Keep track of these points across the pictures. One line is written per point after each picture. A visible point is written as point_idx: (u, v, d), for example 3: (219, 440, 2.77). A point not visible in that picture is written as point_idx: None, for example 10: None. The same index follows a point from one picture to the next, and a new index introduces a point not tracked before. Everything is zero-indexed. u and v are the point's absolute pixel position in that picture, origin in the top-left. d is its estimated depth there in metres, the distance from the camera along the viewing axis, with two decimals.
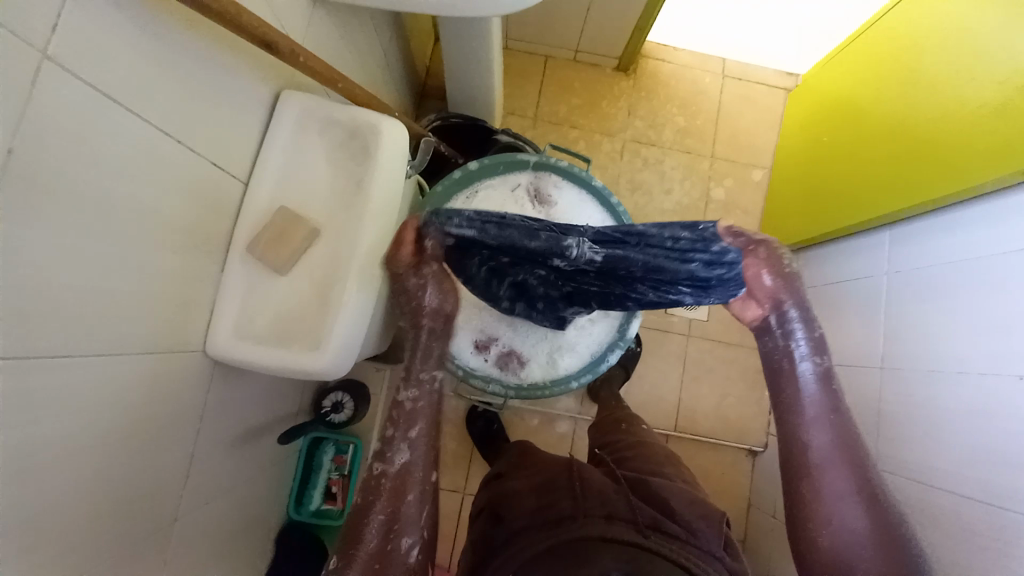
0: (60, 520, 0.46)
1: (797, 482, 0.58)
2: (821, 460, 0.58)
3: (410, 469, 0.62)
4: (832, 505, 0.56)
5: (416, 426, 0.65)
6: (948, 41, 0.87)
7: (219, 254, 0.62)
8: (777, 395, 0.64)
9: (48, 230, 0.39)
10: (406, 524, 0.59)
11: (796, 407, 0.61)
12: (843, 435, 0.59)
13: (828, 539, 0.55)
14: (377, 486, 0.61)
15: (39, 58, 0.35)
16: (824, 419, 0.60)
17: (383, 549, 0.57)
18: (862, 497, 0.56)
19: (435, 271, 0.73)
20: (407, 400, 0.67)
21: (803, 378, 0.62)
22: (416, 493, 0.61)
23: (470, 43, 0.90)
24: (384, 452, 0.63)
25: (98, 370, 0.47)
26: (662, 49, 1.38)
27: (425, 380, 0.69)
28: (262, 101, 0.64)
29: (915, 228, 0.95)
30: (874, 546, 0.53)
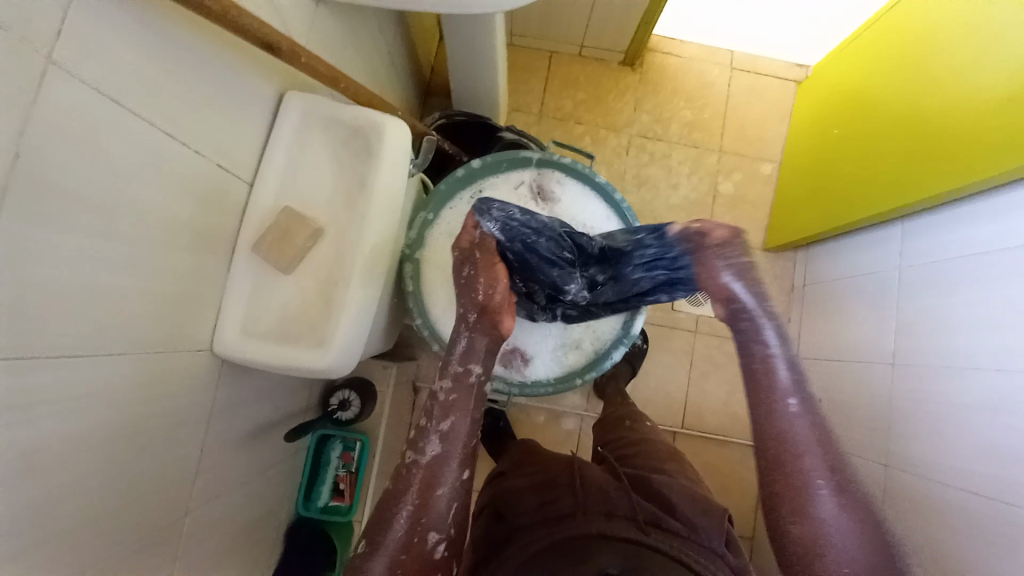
0: (72, 515, 0.47)
1: (773, 471, 0.57)
2: (794, 447, 0.56)
3: (441, 462, 0.61)
4: (808, 492, 0.54)
5: (449, 419, 0.63)
6: (956, 32, 0.85)
7: (225, 253, 0.63)
8: (751, 382, 0.61)
9: (54, 233, 0.39)
10: (434, 519, 0.58)
11: (771, 395, 0.59)
12: (813, 419, 0.58)
13: (804, 526, 0.54)
14: (407, 476, 0.60)
15: (43, 64, 0.36)
16: (797, 404, 0.58)
17: (409, 542, 0.56)
18: (837, 480, 0.55)
19: (484, 257, 0.71)
20: (441, 392, 0.65)
21: (772, 364, 0.60)
22: (446, 489, 0.60)
23: (473, 41, 0.90)
24: (417, 442, 0.62)
25: (106, 368, 0.48)
26: (668, 42, 1.37)
27: (461, 374, 0.67)
28: (265, 103, 0.64)
29: (927, 222, 0.93)
30: (850, 530, 0.53)
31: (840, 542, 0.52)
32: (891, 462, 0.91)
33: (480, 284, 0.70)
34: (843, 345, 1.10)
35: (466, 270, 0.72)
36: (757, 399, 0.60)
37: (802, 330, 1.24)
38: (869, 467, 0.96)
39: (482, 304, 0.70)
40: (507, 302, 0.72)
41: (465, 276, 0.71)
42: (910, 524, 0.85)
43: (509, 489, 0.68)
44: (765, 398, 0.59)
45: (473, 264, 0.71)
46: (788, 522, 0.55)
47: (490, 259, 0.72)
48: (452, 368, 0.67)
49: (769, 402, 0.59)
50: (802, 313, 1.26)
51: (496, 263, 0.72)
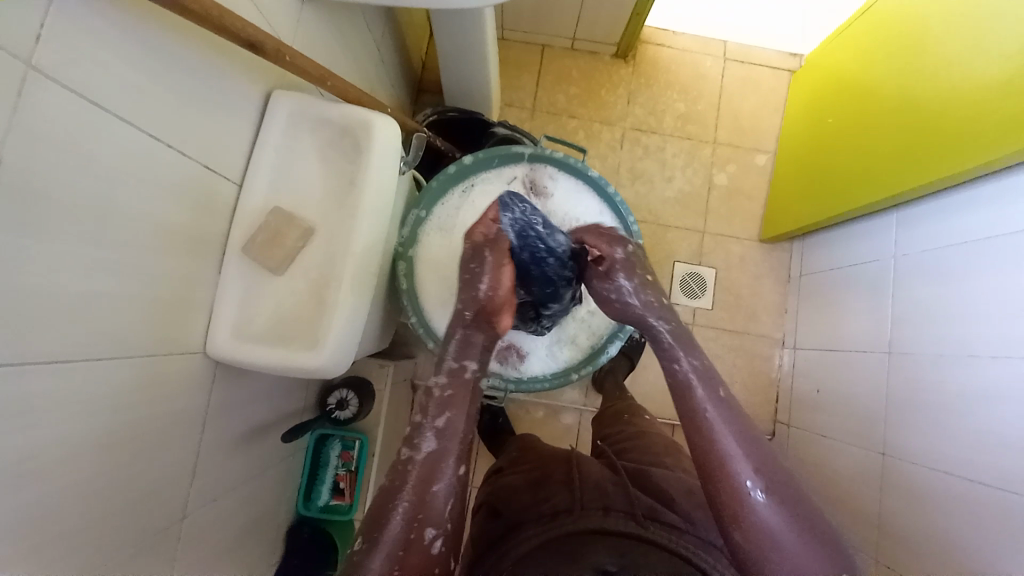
0: (67, 523, 0.47)
1: (710, 483, 0.55)
2: (726, 457, 0.55)
3: (438, 458, 0.60)
4: (744, 498, 0.53)
5: (445, 415, 0.63)
6: (952, 18, 0.84)
7: (215, 256, 0.62)
8: (674, 398, 0.61)
9: (39, 240, 0.39)
10: (432, 514, 0.57)
11: (694, 408, 0.58)
12: (737, 424, 0.57)
13: (745, 531, 0.52)
14: (403, 472, 0.59)
15: (24, 69, 0.35)
16: (721, 410, 0.58)
17: (407, 538, 0.55)
18: (768, 481, 0.53)
19: (495, 256, 0.72)
20: (436, 388, 0.65)
21: (690, 381, 0.61)
22: (443, 485, 0.59)
23: (463, 35, 0.89)
24: (411, 439, 0.61)
25: (100, 374, 0.48)
26: (661, 34, 1.36)
27: (457, 370, 0.67)
28: (253, 103, 0.64)
29: (925, 210, 0.93)
30: (791, 530, 0.51)
31: (783, 543, 0.51)
32: (888, 451, 0.91)
33: (485, 279, 0.71)
34: (840, 335, 1.10)
35: (476, 266, 0.72)
36: (684, 413, 0.59)
37: (800, 322, 1.24)
38: (867, 456, 0.96)
39: (484, 301, 0.70)
40: (507, 301, 0.72)
41: (473, 272, 0.72)
42: (909, 513, 0.85)
43: (505, 486, 0.68)
44: (689, 411, 0.59)
45: (479, 262, 0.72)
46: (731, 529, 0.53)
47: (500, 259, 0.73)
48: (449, 364, 0.67)
49: (695, 413, 0.58)
50: (800, 304, 1.25)
51: (504, 263, 0.73)
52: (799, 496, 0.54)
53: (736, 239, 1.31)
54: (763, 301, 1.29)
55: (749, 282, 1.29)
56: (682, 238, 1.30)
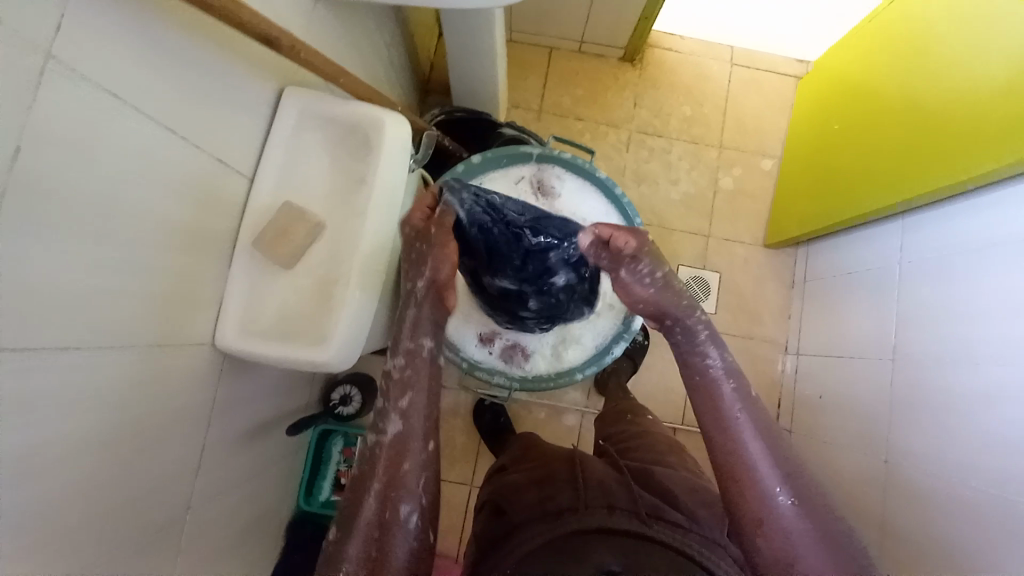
0: (73, 512, 0.47)
1: (733, 488, 0.58)
2: (750, 463, 0.58)
3: (403, 437, 0.61)
4: (768, 503, 0.55)
5: (406, 394, 0.64)
6: (959, 25, 0.84)
7: (226, 250, 0.63)
8: (700, 401, 0.65)
9: (54, 229, 0.39)
10: (403, 491, 0.57)
11: (720, 410, 0.62)
12: (762, 430, 0.60)
13: (769, 538, 0.54)
14: (373, 457, 0.61)
15: (44, 59, 0.36)
16: (747, 418, 0.61)
17: (380, 517, 0.56)
18: (793, 488, 0.56)
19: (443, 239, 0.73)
20: (395, 369, 0.67)
21: (717, 380, 0.65)
22: (412, 462, 0.59)
23: (472, 35, 0.89)
24: (378, 424, 0.63)
25: (109, 364, 0.48)
26: (668, 38, 1.36)
27: (412, 347, 0.68)
28: (265, 99, 0.64)
29: (930, 216, 0.93)
30: (814, 539, 0.53)
31: (806, 551, 0.53)
32: (891, 457, 0.91)
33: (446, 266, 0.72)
34: (843, 340, 1.10)
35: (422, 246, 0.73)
36: (707, 415, 0.63)
37: (804, 327, 1.24)
38: (869, 462, 0.96)
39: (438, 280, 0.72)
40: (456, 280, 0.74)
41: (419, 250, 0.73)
42: (910, 519, 0.85)
43: (508, 483, 0.69)
44: (715, 414, 0.62)
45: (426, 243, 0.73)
46: (754, 536, 0.55)
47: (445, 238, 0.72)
48: (404, 345, 0.68)
49: (721, 417, 0.62)
50: (803, 309, 1.25)
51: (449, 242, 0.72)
52: (819, 508, 0.55)
53: (740, 243, 1.31)
54: (767, 305, 1.29)
55: (753, 286, 1.30)
56: (686, 241, 1.30)
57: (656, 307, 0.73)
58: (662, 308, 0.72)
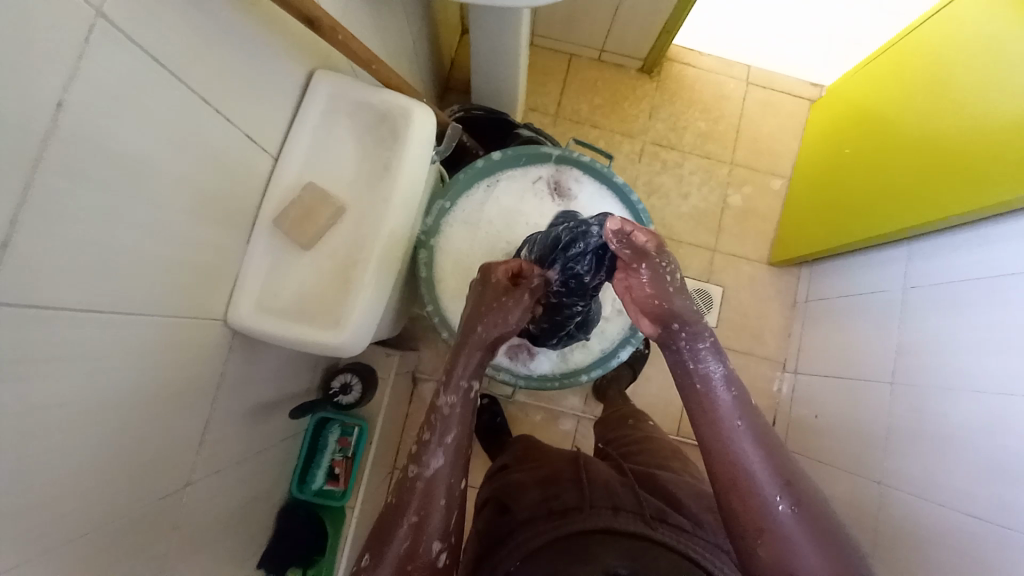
0: (77, 474, 0.47)
1: (733, 498, 0.56)
2: (748, 471, 0.56)
3: (445, 475, 0.60)
4: (768, 512, 0.54)
5: (451, 432, 0.63)
6: (978, 60, 0.86)
7: (247, 226, 0.63)
8: (697, 410, 0.62)
9: (88, 187, 0.40)
10: (435, 528, 0.58)
11: (716, 418, 0.60)
12: (760, 435, 0.59)
13: (769, 547, 0.53)
14: (410, 488, 0.60)
15: (93, 16, 0.36)
16: (743, 425, 0.59)
17: (412, 552, 0.56)
18: (793, 494, 0.54)
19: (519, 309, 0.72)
20: (445, 404, 0.65)
21: (714, 386, 0.63)
22: (445, 500, 0.59)
23: (499, 35, 0.90)
24: (419, 454, 0.62)
25: (126, 329, 0.48)
26: (687, 53, 1.38)
27: (464, 386, 0.66)
28: (296, 80, 0.65)
29: (936, 244, 0.94)
30: (815, 549, 0.51)
31: (806, 560, 0.51)
32: (885, 480, 0.92)
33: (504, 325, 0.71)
34: (843, 362, 1.11)
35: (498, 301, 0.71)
36: (704, 423, 0.61)
37: (804, 346, 1.25)
38: (862, 484, 0.97)
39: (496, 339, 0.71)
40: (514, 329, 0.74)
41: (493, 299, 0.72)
42: (900, 543, 0.86)
43: (512, 482, 0.69)
44: (713, 422, 0.60)
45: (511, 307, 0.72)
46: (755, 545, 0.53)
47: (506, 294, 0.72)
48: (461, 384, 0.66)
49: (718, 426, 0.60)
50: (804, 329, 1.26)
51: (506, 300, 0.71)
52: (819, 513, 0.53)
53: (746, 260, 1.32)
54: (769, 323, 1.30)
55: (755, 303, 1.31)
56: (693, 254, 1.31)
57: (666, 308, 0.68)
58: (672, 308, 0.68)
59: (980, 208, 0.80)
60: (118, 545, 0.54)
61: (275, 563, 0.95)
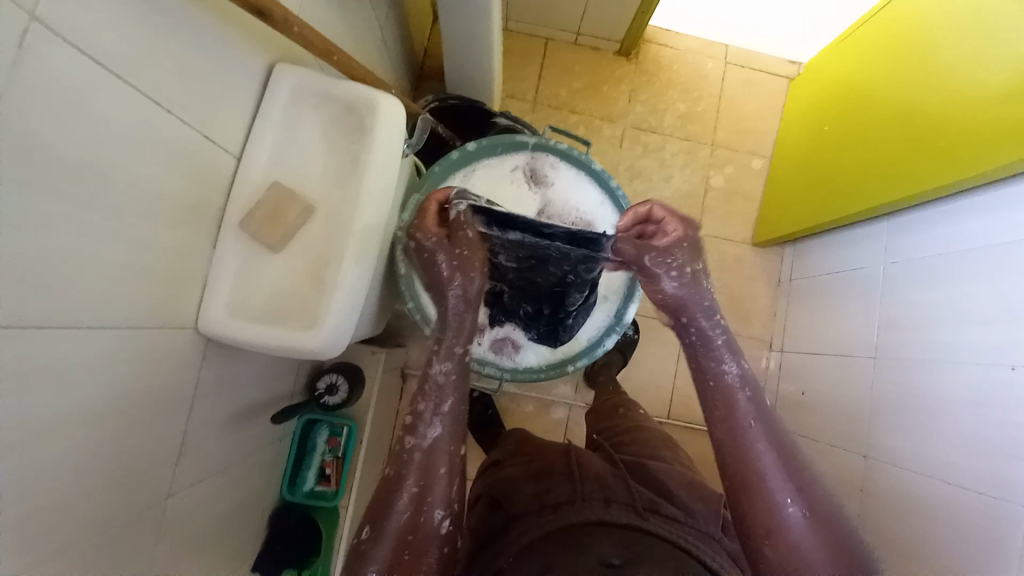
0: (54, 496, 0.45)
1: (742, 497, 0.57)
2: (762, 469, 0.58)
3: (444, 445, 0.60)
4: (779, 513, 0.55)
5: (447, 401, 0.62)
6: (954, 30, 0.85)
7: (212, 228, 0.61)
8: (715, 413, 0.63)
9: (38, 201, 0.37)
10: (438, 497, 0.57)
11: (733, 419, 0.61)
12: (775, 439, 0.60)
13: (776, 546, 0.54)
14: (402, 459, 0.59)
15: (27, 20, 0.34)
16: (760, 426, 0.60)
17: (416, 522, 0.55)
18: (804, 498, 0.56)
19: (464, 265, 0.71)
20: (440, 373, 0.65)
21: (733, 389, 0.64)
22: (446, 468, 0.59)
23: (470, 20, 0.88)
24: (415, 424, 0.61)
25: (95, 346, 0.46)
26: (665, 33, 1.36)
27: (456, 351, 0.67)
28: (256, 75, 0.62)
29: (914, 218, 0.95)
30: (823, 552, 0.53)
31: (814, 561, 0.53)
32: (872, 453, 0.94)
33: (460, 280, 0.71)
34: (828, 338, 1.12)
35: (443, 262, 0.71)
36: (721, 424, 0.62)
37: (789, 324, 1.26)
38: (851, 457, 0.98)
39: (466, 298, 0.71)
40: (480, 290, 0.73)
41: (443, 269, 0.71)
42: (888, 515, 0.88)
43: (504, 477, 0.68)
44: (730, 425, 0.61)
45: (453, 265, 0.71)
46: (762, 544, 0.55)
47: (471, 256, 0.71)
48: (455, 351, 0.67)
49: (732, 426, 0.61)
50: (789, 307, 1.27)
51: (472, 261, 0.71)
52: (834, 518, 0.55)
53: (730, 241, 1.32)
54: (754, 303, 1.30)
55: (741, 284, 1.31)
56: None
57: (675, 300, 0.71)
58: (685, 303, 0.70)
59: (954, 182, 0.81)
60: (104, 563, 0.53)
61: (270, 567, 0.94)
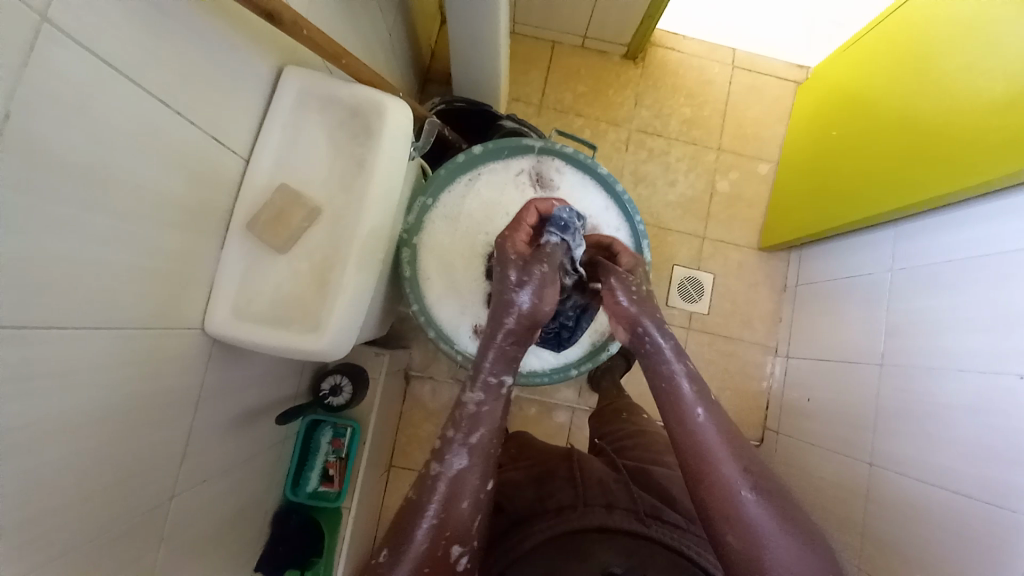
0: (59, 495, 0.46)
1: (698, 486, 0.54)
2: (713, 455, 0.55)
3: (470, 476, 0.55)
4: (734, 499, 0.52)
5: (478, 431, 0.58)
6: (960, 37, 0.85)
7: (218, 229, 0.61)
8: (661, 406, 0.61)
9: (45, 201, 0.38)
10: (460, 531, 0.53)
11: (682, 408, 0.59)
12: (725, 428, 0.57)
13: (736, 529, 0.51)
14: (427, 487, 0.55)
15: (37, 21, 0.34)
16: (707, 413, 0.58)
17: (434, 556, 0.51)
18: (756, 481, 0.53)
19: (547, 270, 0.67)
20: (471, 402, 0.60)
21: (677, 382, 0.61)
22: (470, 502, 0.55)
23: (476, 23, 0.88)
24: (439, 451, 0.57)
25: (100, 345, 0.47)
26: (671, 38, 1.36)
27: (493, 383, 0.61)
28: (263, 78, 0.63)
29: (920, 225, 0.94)
30: (782, 535, 0.50)
31: (774, 545, 0.49)
32: (876, 460, 0.93)
33: (530, 292, 0.65)
34: (833, 344, 1.11)
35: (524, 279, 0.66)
36: (669, 414, 0.59)
37: (793, 330, 1.25)
38: (855, 465, 0.97)
39: (530, 315, 0.64)
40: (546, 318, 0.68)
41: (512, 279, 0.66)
42: (892, 524, 0.87)
43: (505, 480, 0.68)
44: (676, 413, 0.59)
45: (526, 275, 0.66)
46: (724, 532, 0.52)
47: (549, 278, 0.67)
48: (485, 378, 0.61)
49: (678, 415, 0.58)
50: (794, 313, 1.26)
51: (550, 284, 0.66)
52: (789, 502, 0.52)
53: (735, 246, 1.32)
54: (758, 308, 1.30)
55: (745, 289, 1.31)
56: (682, 242, 1.31)
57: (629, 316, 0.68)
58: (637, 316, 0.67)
59: (953, 190, 0.81)
60: (107, 562, 0.54)
61: (272, 566, 0.95)
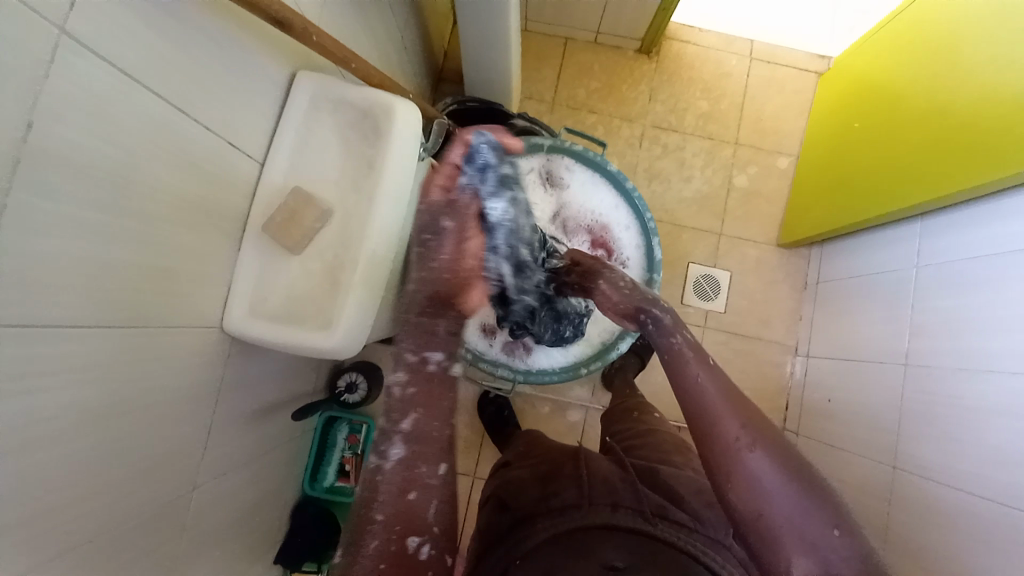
0: (84, 485, 0.48)
1: (702, 445, 0.52)
2: (715, 413, 0.52)
3: (410, 465, 0.52)
4: (736, 457, 0.49)
5: (409, 417, 0.53)
6: (988, 23, 0.81)
7: (235, 232, 0.63)
8: (668, 374, 0.58)
9: (65, 208, 0.39)
10: (414, 523, 0.51)
11: (682, 369, 0.56)
12: (727, 387, 0.54)
13: (740, 491, 0.48)
14: (373, 484, 0.53)
15: (57, 34, 0.36)
16: (710, 372, 0.55)
17: (389, 551, 0.50)
18: (758, 438, 0.50)
19: (456, 224, 0.60)
20: (396, 387, 0.55)
21: (680, 346, 0.58)
22: (419, 491, 0.52)
23: (487, 22, 0.88)
24: (377, 446, 0.54)
25: (121, 344, 0.49)
26: (686, 31, 1.34)
27: (414, 361, 0.55)
28: (277, 83, 0.65)
29: (947, 220, 0.91)
30: (784, 489, 0.47)
31: (776, 500, 0.47)
32: (899, 464, 0.90)
33: (445, 249, 0.60)
34: (854, 343, 1.08)
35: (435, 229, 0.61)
36: (673, 377, 0.57)
37: (815, 330, 1.22)
38: (877, 468, 0.94)
39: (445, 281, 0.59)
40: (477, 277, 0.61)
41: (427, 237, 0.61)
42: (914, 529, 0.84)
43: (512, 480, 0.68)
44: (680, 379, 0.56)
45: (437, 231, 0.61)
46: (726, 490, 0.49)
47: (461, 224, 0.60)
48: (405, 358, 0.55)
49: (680, 374, 0.56)
50: (815, 311, 1.23)
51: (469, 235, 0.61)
52: (793, 458, 0.49)
53: (753, 243, 1.29)
54: (778, 307, 1.27)
55: (764, 287, 1.28)
56: (698, 239, 1.29)
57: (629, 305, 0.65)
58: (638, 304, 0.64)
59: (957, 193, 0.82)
60: (130, 550, 0.56)
61: (289, 558, 0.97)
